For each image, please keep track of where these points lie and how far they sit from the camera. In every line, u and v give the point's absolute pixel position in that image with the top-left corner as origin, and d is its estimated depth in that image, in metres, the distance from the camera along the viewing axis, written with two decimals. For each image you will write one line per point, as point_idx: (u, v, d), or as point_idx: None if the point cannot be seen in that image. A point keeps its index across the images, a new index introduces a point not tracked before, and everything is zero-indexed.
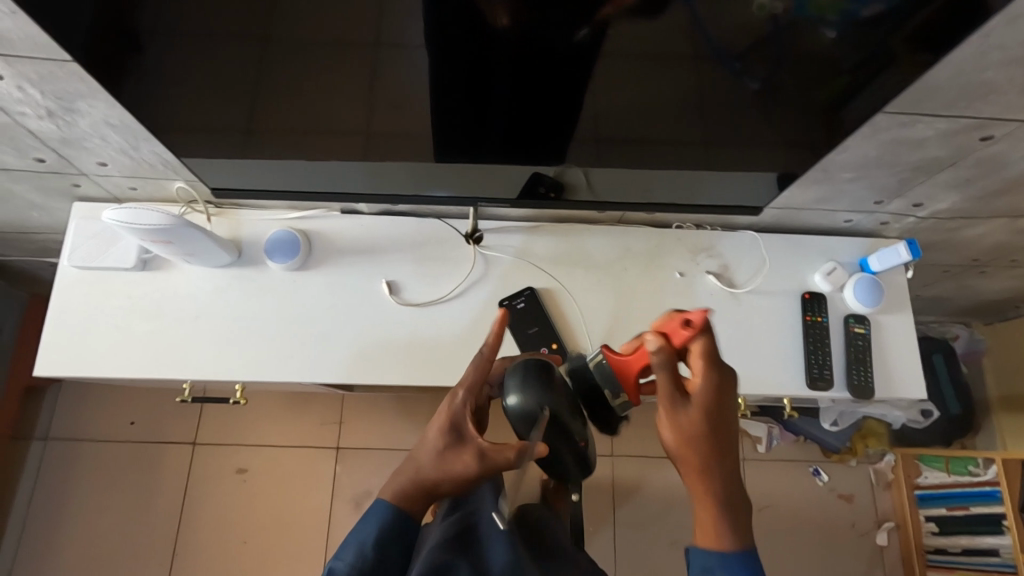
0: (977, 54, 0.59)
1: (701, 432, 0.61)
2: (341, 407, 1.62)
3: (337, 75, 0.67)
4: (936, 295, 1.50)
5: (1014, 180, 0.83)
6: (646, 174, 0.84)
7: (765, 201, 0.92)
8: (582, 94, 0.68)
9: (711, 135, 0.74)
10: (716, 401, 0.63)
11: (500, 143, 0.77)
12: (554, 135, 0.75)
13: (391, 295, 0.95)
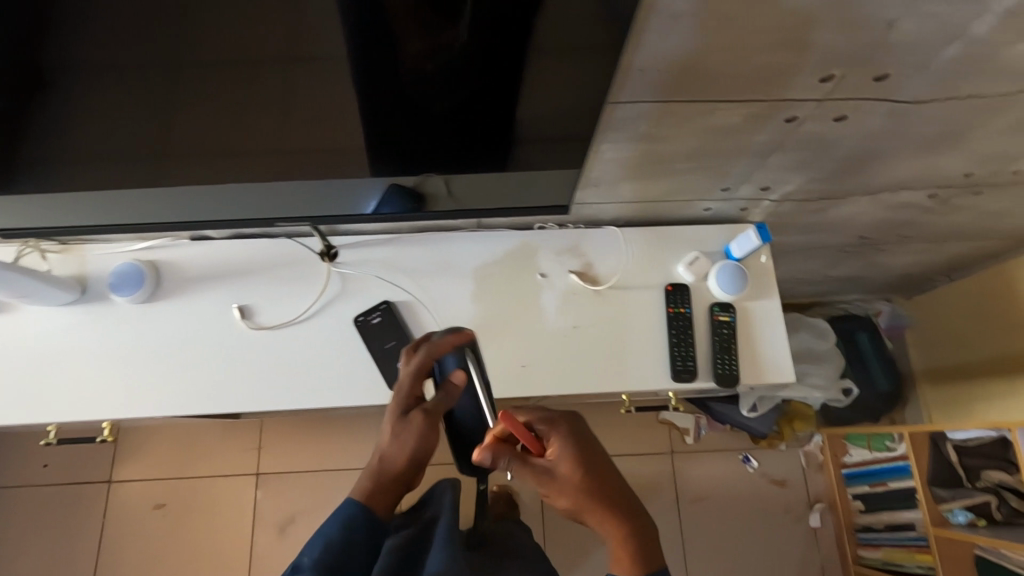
0: (738, 38, 0.57)
1: (581, 488, 0.62)
2: (260, 432, 1.59)
3: (103, 110, 0.62)
4: (844, 273, 1.48)
5: (845, 159, 0.82)
6: (515, 174, 0.78)
7: (611, 186, 0.87)
8: (504, 83, 0.61)
9: (545, 131, 0.69)
10: (599, 459, 0.64)
11: (449, 142, 0.70)
12: (499, 127, 0.68)
13: (244, 320, 0.92)
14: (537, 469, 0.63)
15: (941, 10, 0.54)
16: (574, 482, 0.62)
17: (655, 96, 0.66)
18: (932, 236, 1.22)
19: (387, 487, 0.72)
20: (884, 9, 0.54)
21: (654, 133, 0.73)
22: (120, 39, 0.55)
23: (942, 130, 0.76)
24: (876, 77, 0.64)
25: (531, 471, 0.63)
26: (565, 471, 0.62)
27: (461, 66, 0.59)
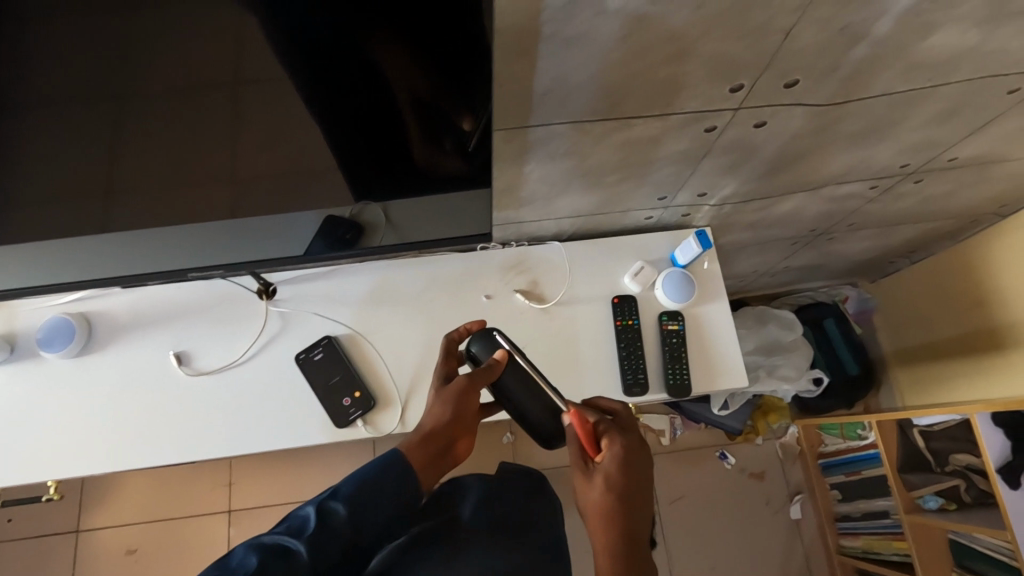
0: (635, 56, 0.55)
1: (610, 501, 0.59)
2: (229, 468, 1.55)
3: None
4: (804, 264, 1.48)
5: (775, 160, 0.80)
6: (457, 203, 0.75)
7: (546, 203, 0.85)
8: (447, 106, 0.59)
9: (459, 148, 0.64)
10: (638, 498, 0.60)
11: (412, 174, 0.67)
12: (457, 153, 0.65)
13: (181, 367, 0.90)
14: (581, 466, 0.63)
15: (835, 14, 0.53)
16: (601, 499, 0.59)
17: (567, 117, 0.64)
18: (882, 222, 1.22)
19: (428, 444, 0.70)
20: (778, 20, 0.53)
21: (575, 152, 0.72)
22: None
23: (865, 125, 0.75)
24: (788, 82, 0.62)
25: (577, 465, 0.63)
26: (599, 482, 0.60)
27: (412, 96, 0.57)
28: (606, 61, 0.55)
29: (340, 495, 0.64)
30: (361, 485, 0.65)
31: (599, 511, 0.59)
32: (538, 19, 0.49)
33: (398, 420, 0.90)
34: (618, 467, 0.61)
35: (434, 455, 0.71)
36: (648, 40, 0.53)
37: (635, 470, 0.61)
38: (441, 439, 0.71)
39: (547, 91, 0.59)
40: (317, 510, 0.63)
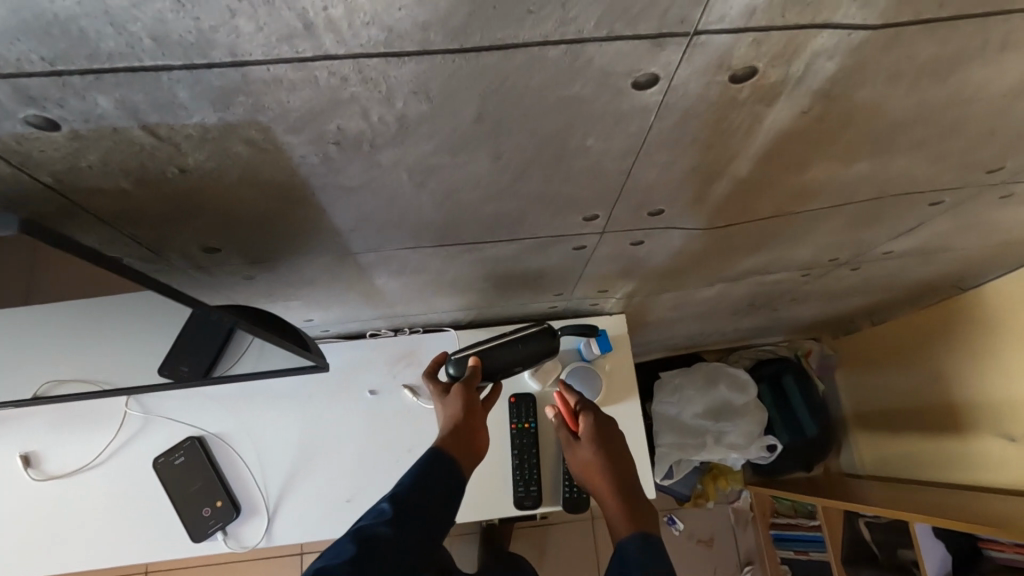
0: (443, 197, 0.47)
1: (600, 457, 0.63)
2: None
3: None
4: (755, 325, 1.39)
5: (671, 265, 0.72)
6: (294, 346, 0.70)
7: (422, 301, 0.77)
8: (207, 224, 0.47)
9: (272, 259, 0.56)
10: (626, 458, 0.64)
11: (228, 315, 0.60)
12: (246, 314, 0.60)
13: (27, 470, 0.82)
14: (567, 438, 0.67)
15: (673, 158, 0.44)
16: (592, 458, 0.64)
17: (397, 244, 0.55)
18: (828, 296, 1.12)
19: (466, 437, 0.64)
20: (608, 164, 0.44)
21: (426, 268, 0.63)
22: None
23: (764, 236, 0.66)
24: (650, 212, 0.54)
25: (562, 432, 0.68)
26: (585, 445, 0.65)
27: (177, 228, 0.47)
28: (409, 202, 0.47)
29: (402, 496, 0.55)
30: (421, 481, 0.57)
31: (590, 467, 0.63)
32: (298, 175, 0.40)
33: (263, 533, 0.82)
34: (598, 431, 0.66)
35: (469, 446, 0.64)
36: (451, 185, 0.45)
37: (612, 432, 0.66)
38: (471, 432, 0.65)
39: (356, 228, 0.50)
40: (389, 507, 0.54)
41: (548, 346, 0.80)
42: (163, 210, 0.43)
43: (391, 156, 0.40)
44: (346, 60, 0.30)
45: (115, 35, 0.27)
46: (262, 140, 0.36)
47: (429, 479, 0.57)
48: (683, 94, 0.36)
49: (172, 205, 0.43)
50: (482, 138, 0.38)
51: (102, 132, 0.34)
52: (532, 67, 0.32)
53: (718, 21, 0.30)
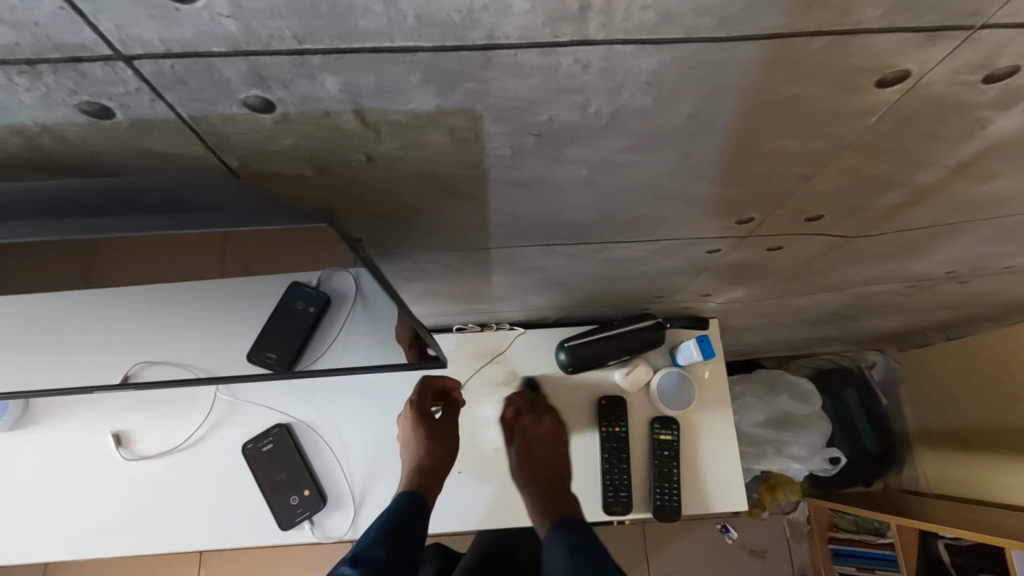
0: (604, 197, 0.44)
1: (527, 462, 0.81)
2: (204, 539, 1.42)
3: None
4: (828, 335, 1.34)
5: (791, 273, 0.69)
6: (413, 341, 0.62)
7: (523, 298, 0.74)
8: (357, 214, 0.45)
9: (400, 251, 0.54)
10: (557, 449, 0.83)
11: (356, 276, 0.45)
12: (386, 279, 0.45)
13: (120, 450, 0.82)
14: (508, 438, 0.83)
15: (864, 164, 0.41)
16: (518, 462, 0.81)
17: (534, 242, 0.53)
18: (919, 309, 1.07)
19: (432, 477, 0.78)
20: (793, 169, 0.42)
21: (547, 267, 0.61)
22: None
23: (899, 247, 0.62)
24: (808, 217, 0.51)
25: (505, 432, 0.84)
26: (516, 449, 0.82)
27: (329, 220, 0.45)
28: (570, 200, 0.45)
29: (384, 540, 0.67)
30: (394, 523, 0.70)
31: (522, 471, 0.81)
32: (479, 166, 0.38)
33: (349, 524, 0.81)
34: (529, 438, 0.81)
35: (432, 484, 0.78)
36: (622, 183, 0.42)
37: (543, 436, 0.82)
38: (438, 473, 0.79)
39: (504, 223, 0.48)
40: (356, 565, 0.63)
41: (655, 338, 0.84)
42: (322, 201, 0.42)
43: (579, 153, 0.38)
44: (600, 46, 0.28)
45: (380, 13, 0.25)
46: (465, 129, 0.34)
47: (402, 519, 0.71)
48: (921, 93, 0.33)
49: (334, 195, 0.41)
50: (686, 135, 0.36)
51: (313, 116, 0.32)
52: (781, 62, 0.30)
53: (1013, 14, 0.27)
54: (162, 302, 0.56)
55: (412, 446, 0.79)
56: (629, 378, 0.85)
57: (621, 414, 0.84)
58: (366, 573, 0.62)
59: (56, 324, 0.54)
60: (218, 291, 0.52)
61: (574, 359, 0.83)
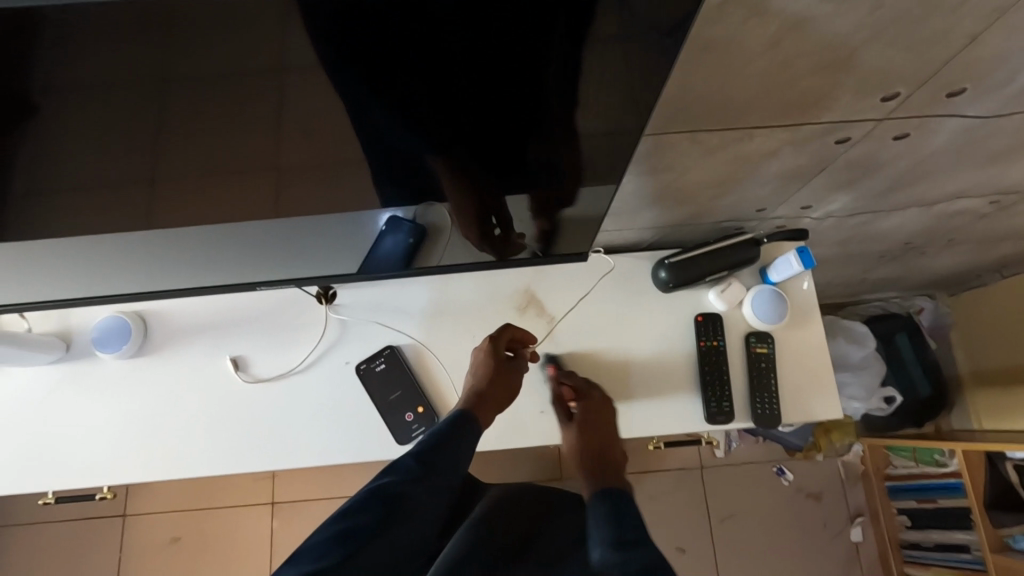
0: (777, 64, 0.48)
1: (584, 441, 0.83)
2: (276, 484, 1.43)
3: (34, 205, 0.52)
4: (887, 275, 1.36)
5: (899, 175, 0.72)
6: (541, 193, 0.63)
7: (633, 208, 0.77)
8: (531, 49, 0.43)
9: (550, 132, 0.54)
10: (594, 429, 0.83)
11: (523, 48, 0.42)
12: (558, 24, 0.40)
13: (238, 373, 0.86)
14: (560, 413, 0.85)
15: None
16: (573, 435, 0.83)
17: (684, 127, 0.56)
18: (986, 238, 1.10)
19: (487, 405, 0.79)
20: (966, 25, 0.45)
21: (679, 163, 0.64)
22: (39, 135, 0.44)
23: (1016, 139, 0.65)
24: (950, 92, 0.54)
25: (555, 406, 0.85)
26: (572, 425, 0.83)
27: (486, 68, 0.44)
28: (744, 67, 0.48)
29: (438, 447, 0.72)
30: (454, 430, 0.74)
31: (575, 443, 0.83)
32: None
33: None
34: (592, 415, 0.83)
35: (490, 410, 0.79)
36: (802, 43, 0.45)
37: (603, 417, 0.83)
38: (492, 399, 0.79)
39: (671, 99, 0.52)
40: (416, 460, 0.70)
41: (750, 254, 0.86)
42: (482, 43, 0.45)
43: (781, 2, 0.41)
44: None
45: None
46: None
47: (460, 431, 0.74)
48: None
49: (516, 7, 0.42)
50: None
51: None
52: None
53: None
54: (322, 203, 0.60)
55: (474, 371, 0.81)
56: (723, 297, 0.87)
57: (715, 330, 0.86)
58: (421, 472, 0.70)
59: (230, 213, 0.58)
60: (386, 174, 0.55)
61: (673, 277, 0.86)
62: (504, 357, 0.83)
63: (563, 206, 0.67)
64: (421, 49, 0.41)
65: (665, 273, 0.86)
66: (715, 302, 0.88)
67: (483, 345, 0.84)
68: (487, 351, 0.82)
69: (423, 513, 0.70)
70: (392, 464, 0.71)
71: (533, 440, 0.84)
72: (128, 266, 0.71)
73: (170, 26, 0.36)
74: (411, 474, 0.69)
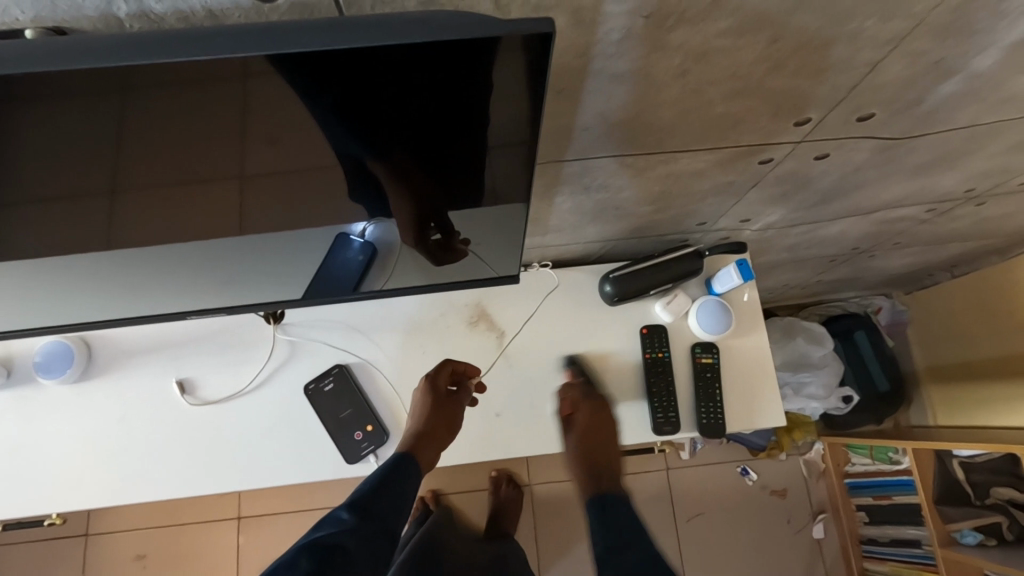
0: (686, 93, 0.48)
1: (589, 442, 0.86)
2: (242, 498, 1.42)
3: None
4: (840, 277, 1.39)
5: (829, 189, 0.74)
6: (478, 213, 0.61)
7: (574, 225, 0.78)
8: (454, 106, 0.43)
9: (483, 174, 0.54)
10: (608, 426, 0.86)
11: (446, 106, 0.42)
12: (476, 87, 0.41)
13: (185, 396, 0.86)
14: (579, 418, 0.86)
15: (927, 48, 0.46)
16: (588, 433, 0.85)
17: (607, 151, 0.57)
18: (930, 241, 1.13)
19: (431, 444, 0.80)
20: (863, 56, 0.46)
21: (609, 184, 0.65)
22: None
23: (936, 154, 0.67)
24: (860, 116, 0.55)
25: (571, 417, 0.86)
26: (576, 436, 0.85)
27: (414, 117, 0.44)
28: (654, 97, 0.49)
29: (369, 498, 0.74)
30: (386, 478, 0.76)
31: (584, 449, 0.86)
32: (585, 55, 0.43)
33: None
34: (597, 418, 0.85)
35: (436, 448, 0.80)
36: (706, 75, 0.46)
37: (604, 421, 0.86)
38: (438, 436, 0.80)
39: (589, 126, 0.52)
40: (350, 510, 0.73)
41: (693, 266, 0.88)
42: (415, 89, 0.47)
43: (677, 39, 0.42)
44: None
45: None
46: (586, 11, 0.39)
47: (397, 476, 0.77)
48: None
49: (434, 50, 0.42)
50: (778, 15, 0.40)
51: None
52: None
53: None
54: (252, 234, 0.59)
55: (417, 410, 0.82)
56: (666, 309, 0.89)
57: (658, 341, 0.88)
58: (356, 518, 0.72)
59: (157, 242, 0.58)
60: (312, 205, 0.55)
61: (618, 291, 0.87)
62: (445, 391, 0.83)
63: (503, 231, 0.67)
64: (386, 82, 0.39)
65: (610, 286, 0.87)
66: (661, 314, 0.89)
67: (422, 383, 0.84)
68: (423, 388, 0.83)
69: (361, 562, 0.69)
70: (331, 515, 0.73)
71: (484, 452, 0.85)
72: (63, 296, 0.70)
73: (60, 78, 0.36)
74: (346, 525, 0.71)
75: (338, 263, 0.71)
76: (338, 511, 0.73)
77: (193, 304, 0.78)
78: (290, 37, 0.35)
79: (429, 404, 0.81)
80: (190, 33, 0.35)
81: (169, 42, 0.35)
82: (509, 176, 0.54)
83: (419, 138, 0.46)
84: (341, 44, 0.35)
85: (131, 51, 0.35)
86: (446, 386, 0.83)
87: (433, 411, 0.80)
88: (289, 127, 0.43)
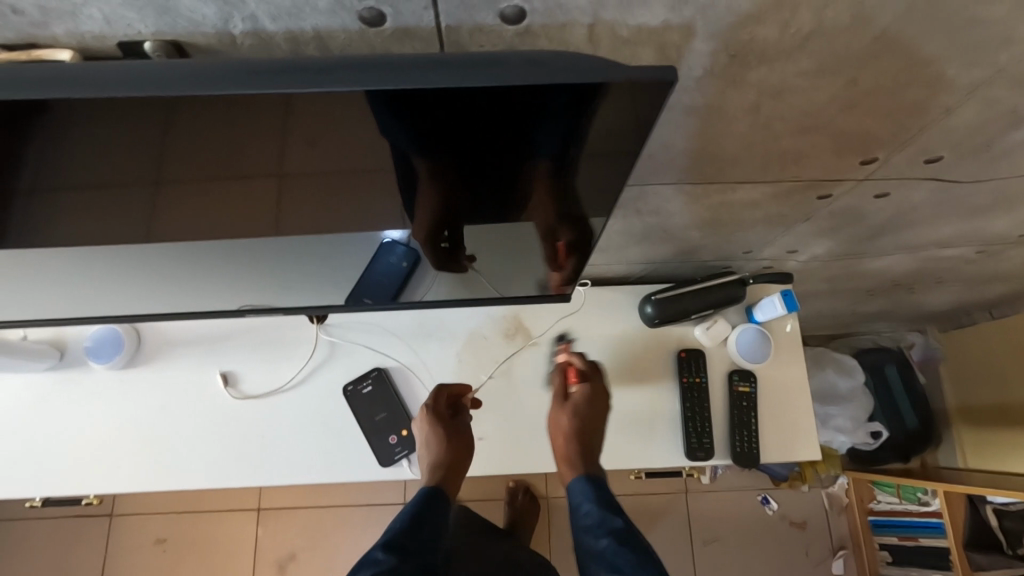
0: (758, 127, 0.49)
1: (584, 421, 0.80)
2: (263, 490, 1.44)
3: (32, 228, 0.54)
4: (876, 310, 1.37)
5: (882, 225, 0.73)
6: (529, 230, 0.62)
7: (620, 246, 0.78)
8: (540, 137, 0.44)
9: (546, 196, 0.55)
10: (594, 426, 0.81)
11: (531, 137, 0.44)
12: (567, 122, 0.42)
13: (227, 388, 0.88)
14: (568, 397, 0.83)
15: (1006, 96, 0.46)
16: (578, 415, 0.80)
17: (668, 178, 0.58)
18: (974, 281, 1.11)
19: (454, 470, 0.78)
20: (940, 101, 0.46)
21: (664, 209, 0.66)
22: (38, 174, 0.46)
23: (997, 197, 0.66)
24: (928, 158, 0.55)
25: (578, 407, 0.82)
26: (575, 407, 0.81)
27: (495, 144, 0.45)
28: (724, 130, 0.49)
29: (402, 538, 0.68)
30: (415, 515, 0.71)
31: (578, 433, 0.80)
32: None
33: None
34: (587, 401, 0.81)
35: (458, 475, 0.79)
36: (780, 112, 0.47)
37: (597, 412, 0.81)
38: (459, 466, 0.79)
39: (655, 154, 0.53)
40: (386, 550, 0.66)
41: (735, 293, 0.88)
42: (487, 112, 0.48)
43: (758, 77, 0.43)
44: None
45: None
46: (672, 45, 0.40)
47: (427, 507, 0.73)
48: None
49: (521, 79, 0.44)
50: (862, 60, 0.41)
51: (546, 32, 0.39)
52: None
53: None
54: (314, 238, 0.61)
55: (427, 442, 0.80)
56: (706, 332, 0.89)
57: (694, 367, 0.87)
58: (397, 557, 0.65)
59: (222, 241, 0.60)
60: (376, 215, 0.57)
61: (657, 313, 0.87)
62: (447, 416, 0.82)
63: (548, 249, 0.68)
64: (476, 114, 0.40)
65: (651, 307, 0.88)
66: (700, 338, 0.89)
67: (422, 415, 0.82)
68: (424, 419, 0.82)
69: None
70: (365, 562, 0.65)
71: (515, 464, 0.86)
72: (123, 287, 0.72)
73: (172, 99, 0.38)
74: (384, 564, 0.64)
75: (387, 272, 0.72)
76: (374, 551, 0.66)
77: (241, 300, 0.80)
78: (403, 71, 0.36)
79: (437, 432, 0.80)
80: (306, 62, 0.37)
81: (283, 69, 0.37)
82: (571, 198, 0.56)
83: (487, 162, 0.47)
84: (450, 83, 0.36)
85: (254, 76, 0.36)
86: (448, 414, 0.83)
87: (445, 438, 0.79)
88: (374, 148, 0.45)
